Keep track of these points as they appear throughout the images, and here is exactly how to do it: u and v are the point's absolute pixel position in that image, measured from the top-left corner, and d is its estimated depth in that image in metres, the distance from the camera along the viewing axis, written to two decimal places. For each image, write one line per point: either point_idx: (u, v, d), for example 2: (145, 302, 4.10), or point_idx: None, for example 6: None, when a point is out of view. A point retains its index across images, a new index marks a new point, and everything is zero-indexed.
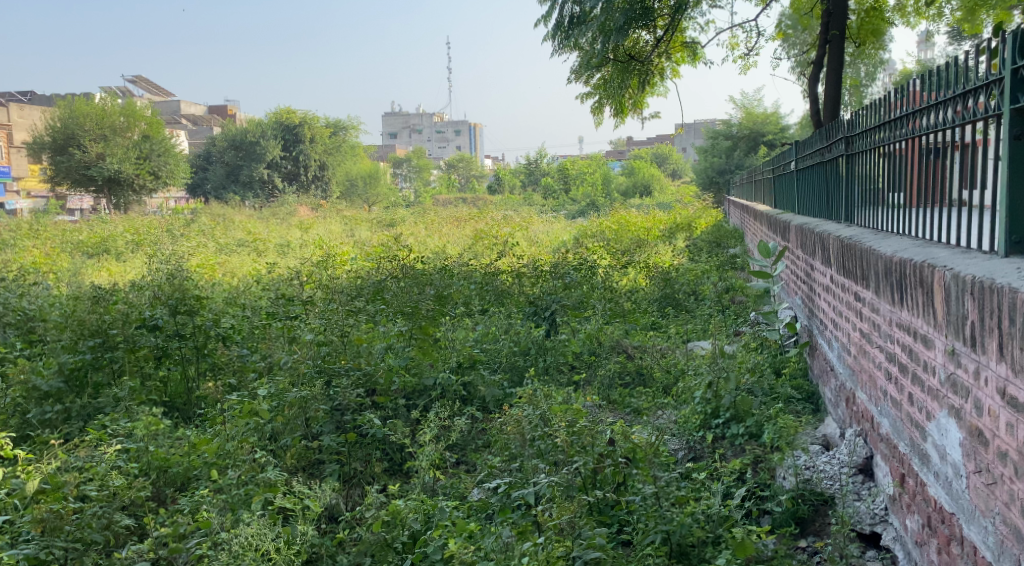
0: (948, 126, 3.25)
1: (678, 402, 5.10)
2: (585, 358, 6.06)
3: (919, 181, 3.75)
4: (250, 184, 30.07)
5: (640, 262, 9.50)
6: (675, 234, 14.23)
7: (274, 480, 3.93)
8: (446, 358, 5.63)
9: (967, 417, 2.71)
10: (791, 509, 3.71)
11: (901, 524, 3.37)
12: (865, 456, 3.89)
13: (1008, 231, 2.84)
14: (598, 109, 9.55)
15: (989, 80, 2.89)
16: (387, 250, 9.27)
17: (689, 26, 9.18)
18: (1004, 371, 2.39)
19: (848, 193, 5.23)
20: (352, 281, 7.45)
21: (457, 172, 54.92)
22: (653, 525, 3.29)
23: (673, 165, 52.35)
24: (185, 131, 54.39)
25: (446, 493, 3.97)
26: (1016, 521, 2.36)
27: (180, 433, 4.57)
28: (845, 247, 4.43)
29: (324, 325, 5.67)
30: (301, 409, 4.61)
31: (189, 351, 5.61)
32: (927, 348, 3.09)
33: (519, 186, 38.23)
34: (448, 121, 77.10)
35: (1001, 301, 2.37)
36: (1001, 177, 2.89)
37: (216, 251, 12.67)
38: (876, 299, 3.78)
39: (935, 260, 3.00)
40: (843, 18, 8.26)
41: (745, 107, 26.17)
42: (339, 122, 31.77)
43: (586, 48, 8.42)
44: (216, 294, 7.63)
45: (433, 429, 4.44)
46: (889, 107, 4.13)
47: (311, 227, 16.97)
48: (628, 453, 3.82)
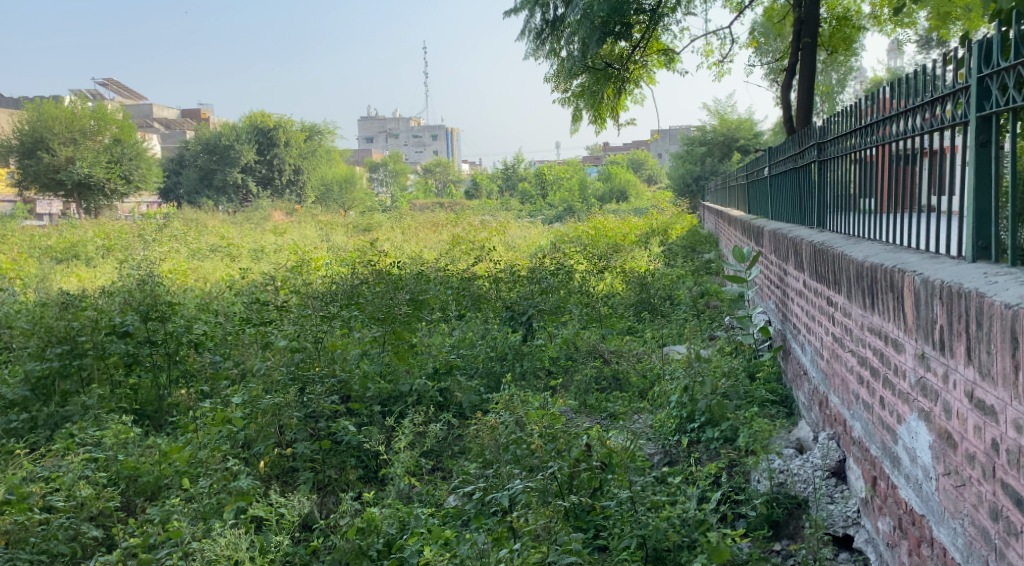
0: (917, 133, 3.31)
1: (654, 406, 5.14)
2: (562, 363, 6.06)
3: (890, 188, 3.81)
4: (224, 189, 29.79)
5: (617, 267, 9.56)
6: (651, 238, 14.30)
7: (247, 489, 3.84)
8: (422, 365, 5.65)
9: (936, 420, 2.75)
10: (766, 513, 3.72)
11: (873, 526, 3.41)
12: (838, 459, 3.92)
13: (975, 236, 2.89)
14: (576, 115, 9.59)
15: (956, 88, 2.94)
16: (361, 255, 9.21)
17: (665, 33, 9.27)
18: (971, 375, 2.43)
19: (821, 199, 5.30)
20: (327, 286, 7.37)
21: (434, 177, 54.79)
22: (628, 530, 3.32)
23: (649, 170, 52.74)
24: (157, 134, 53.91)
25: (422, 500, 3.97)
26: (984, 523, 2.39)
27: (151, 441, 4.48)
28: (817, 252, 4.48)
29: (298, 332, 5.65)
30: (275, 416, 4.55)
31: (161, 358, 5.56)
32: (897, 352, 3.13)
33: (496, 190, 38.24)
34: (423, 126, 76.82)
35: (968, 306, 2.41)
36: (968, 184, 2.94)
37: (189, 257, 12.51)
38: (848, 304, 3.83)
39: (905, 265, 3.04)
40: (816, 26, 8.34)
41: (718, 113, 26.49)
42: (314, 127, 31.63)
43: (564, 55, 8.48)
44: (189, 300, 7.56)
45: (408, 436, 4.43)
46: (859, 115, 4.19)
47: (286, 232, 16.87)
48: (604, 458, 3.83)
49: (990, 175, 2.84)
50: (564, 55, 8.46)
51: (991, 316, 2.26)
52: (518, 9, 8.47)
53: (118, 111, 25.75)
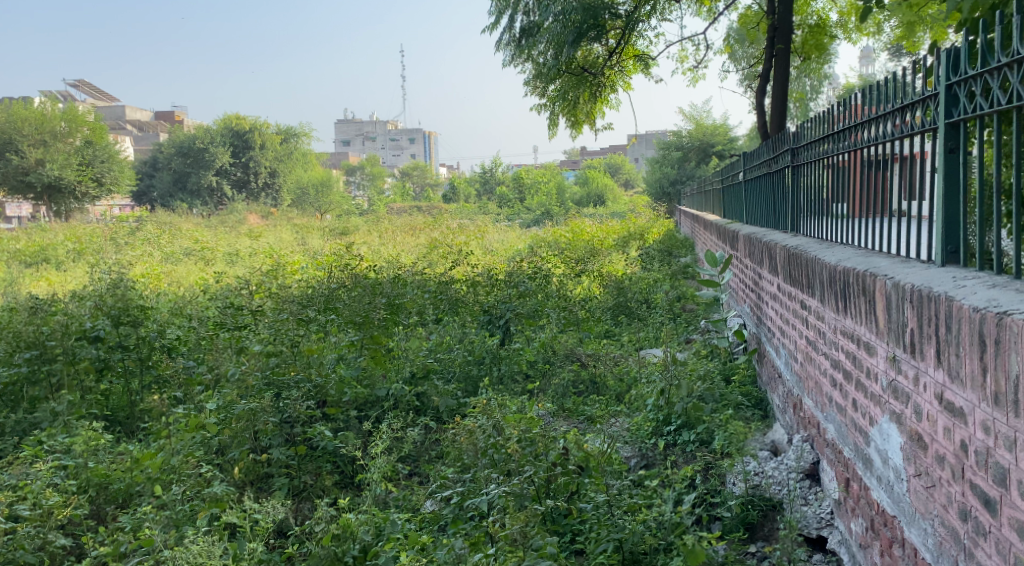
0: (888, 139, 3.36)
1: (631, 410, 5.16)
2: (539, 367, 6.06)
3: (862, 193, 3.86)
4: (198, 192, 29.49)
5: (594, 270, 9.63)
6: (628, 242, 14.34)
7: (221, 495, 3.80)
8: (399, 368, 5.63)
9: (907, 422, 2.79)
10: (740, 515, 3.75)
11: (846, 527, 3.45)
12: (812, 461, 3.96)
13: (944, 241, 2.94)
14: (552, 120, 9.62)
15: (924, 95, 2.99)
16: (338, 258, 9.13)
17: (640, 39, 9.32)
18: (941, 377, 2.47)
19: (794, 203, 5.36)
20: (303, 290, 7.30)
21: (411, 179, 54.55)
22: (605, 534, 3.32)
23: (626, 174, 53.07)
24: (130, 136, 53.35)
25: (398, 505, 3.96)
26: (954, 524, 2.43)
27: (122, 448, 4.43)
28: (791, 256, 4.53)
29: (273, 335, 5.60)
30: (250, 421, 4.50)
31: (133, 363, 5.49)
32: (869, 354, 3.17)
33: (474, 195, 38.26)
34: (401, 132, 75.93)
35: (938, 309, 2.45)
36: (937, 189, 2.99)
37: (162, 261, 12.36)
38: (822, 306, 3.88)
39: (876, 270, 3.09)
40: (789, 33, 8.42)
41: (693, 118, 26.87)
42: (290, 130, 31.48)
43: (540, 60, 8.51)
44: (162, 304, 7.49)
45: (386, 441, 4.40)
46: (832, 121, 4.25)
47: (261, 236, 16.74)
48: (581, 461, 3.86)
49: (958, 181, 2.89)
50: (539, 59, 8.50)
51: (959, 319, 2.30)
52: (494, 16, 8.47)
53: (89, 113, 25.45)
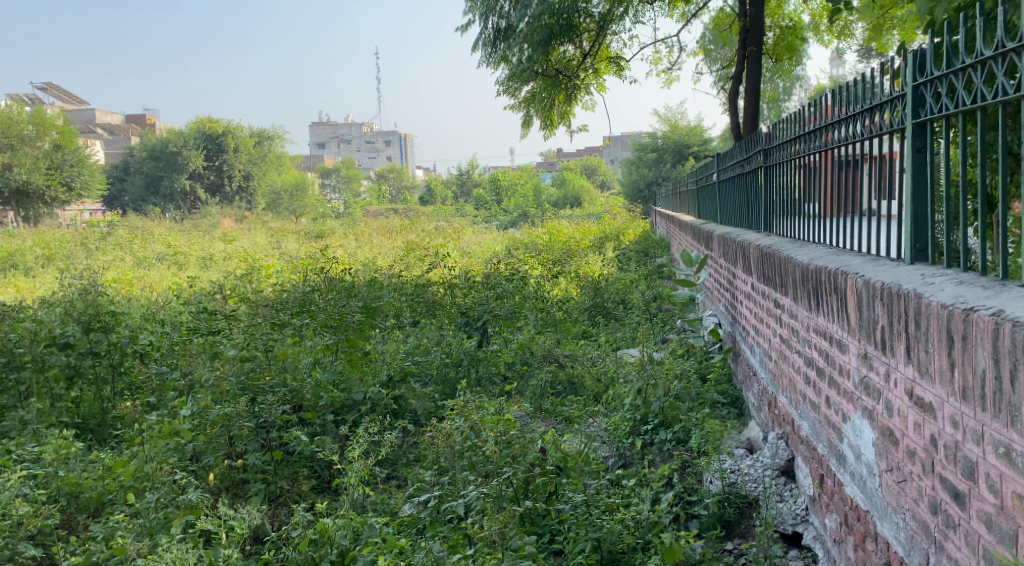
0: (858, 139, 3.41)
1: (609, 409, 5.18)
2: (517, 368, 6.07)
3: (834, 192, 3.91)
4: (171, 196, 29.16)
5: (571, 272, 9.69)
6: (604, 243, 14.41)
7: (196, 502, 3.78)
8: (376, 372, 5.62)
9: (879, 418, 2.83)
10: (717, 512, 3.76)
11: (821, 523, 3.49)
12: (786, 458, 4.02)
13: (913, 239, 3.00)
14: (527, 121, 9.64)
15: (892, 96, 3.04)
16: (313, 262, 9.05)
17: (614, 41, 9.39)
18: (911, 373, 2.50)
19: (766, 203, 5.43)
20: (278, 294, 7.22)
21: (387, 182, 54.27)
22: (583, 534, 3.31)
23: (603, 175, 53.31)
24: (100, 140, 52.70)
25: (376, 509, 3.96)
26: (925, 518, 2.46)
27: (94, 456, 4.36)
28: (764, 255, 4.59)
29: (247, 339, 5.53)
30: (225, 427, 4.46)
31: (104, 370, 5.42)
32: (841, 352, 3.21)
33: (451, 196, 38.22)
34: (377, 133, 75.59)
35: (907, 307, 2.49)
36: (905, 188, 3.04)
37: (134, 266, 12.18)
38: (794, 305, 3.92)
39: (847, 268, 3.13)
40: (761, 35, 8.50)
41: (667, 119, 27.14)
42: (264, 132, 31.23)
43: (515, 62, 8.49)
44: (134, 310, 7.40)
45: (362, 444, 4.37)
46: (804, 121, 4.31)
47: (236, 239, 16.56)
48: (559, 461, 3.88)
49: (926, 180, 2.95)
50: (514, 61, 8.45)
51: (928, 316, 2.34)
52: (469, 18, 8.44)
53: (58, 117, 25.07)
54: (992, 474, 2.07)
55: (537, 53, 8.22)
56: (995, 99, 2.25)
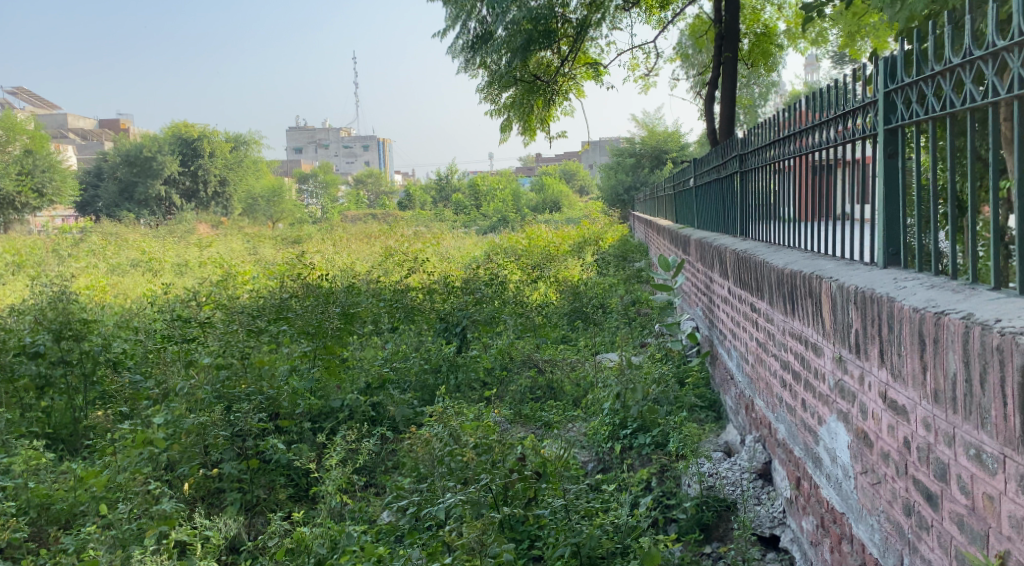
0: (831, 144, 3.45)
1: (587, 414, 5.19)
2: (497, 374, 6.06)
3: (808, 196, 3.95)
4: (145, 202, 28.82)
5: (550, 277, 9.73)
6: (583, 248, 14.45)
7: (170, 512, 3.71)
8: (354, 379, 5.61)
9: (854, 421, 2.85)
10: (696, 516, 3.78)
11: (798, 526, 3.51)
12: (763, 461, 4.05)
13: (886, 243, 3.04)
14: (506, 127, 9.65)
15: (864, 102, 3.08)
16: (290, 268, 8.96)
17: (591, 47, 9.47)
18: (885, 376, 2.53)
19: (742, 207, 5.48)
20: (254, 301, 7.14)
21: (365, 188, 54.02)
22: (563, 539, 3.30)
23: (581, 181, 53.47)
24: (72, 144, 52.08)
25: (354, 517, 3.92)
26: (898, 519, 2.49)
27: (65, 466, 4.28)
28: (740, 259, 4.62)
29: (222, 347, 5.45)
30: (199, 436, 4.40)
31: (76, 379, 5.34)
32: (816, 355, 3.24)
33: (430, 201, 38.11)
34: (355, 138, 75.35)
35: (880, 310, 2.51)
36: (878, 193, 3.08)
37: (107, 273, 12.01)
38: (770, 309, 3.96)
39: (822, 272, 3.16)
40: (736, 41, 8.58)
41: (645, 125, 27.31)
42: (240, 137, 31.00)
43: (494, 67, 8.50)
44: (107, 317, 7.30)
45: (339, 452, 4.34)
46: (778, 127, 4.36)
47: (211, 245, 16.38)
48: (538, 467, 3.86)
49: (898, 185, 2.99)
50: (494, 67, 8.47)
51: (900, 320, 2.37)
52: (448, 25, 8.41)
53: (29, 122, 24.71)
54: (963, 476, 2.09)
55: (516, 59, 8.25)
56: (963, 105, 2.28)
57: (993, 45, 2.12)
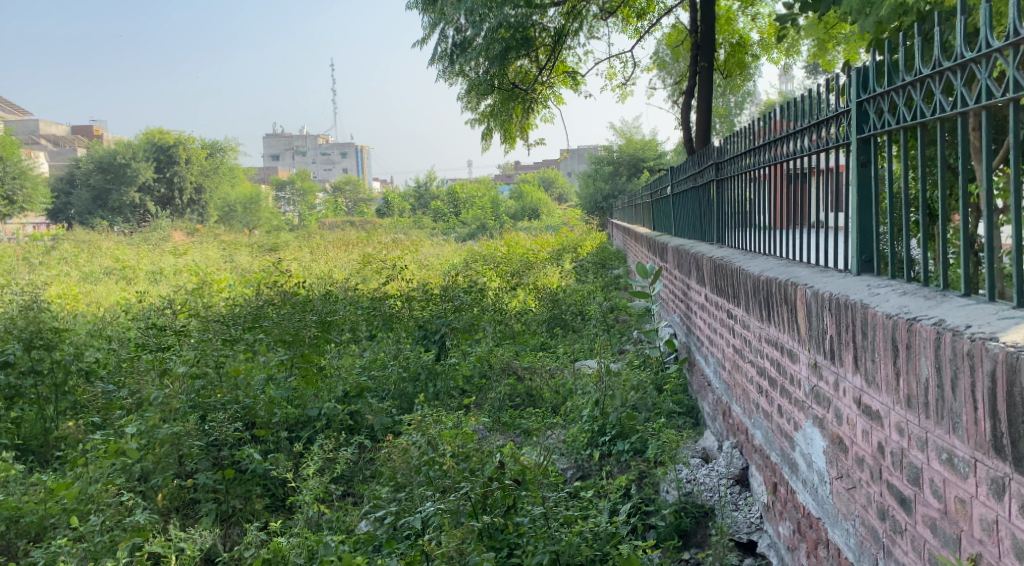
0: (806, 153, 3.49)
1: (567, 421, 5.18)
2: (475, 382, 6.06)
3: (783, 205, 4.00)
4: (119, 210, 28.47)
5: (529, 284, 9.74)
6: (561, 255, 14.49)
7: (144, 524, 3.67)
8: (331, 388, 5.57)
9: (829, 426, 2.89)
10: (674, 522, 3.79)
11: (775, 531, 3.54)
12: (741, 468, 4.08)
13: (859, 251, 3.08)
14: (485, 135, 9.67)
15: (838, 111, 3.13)
16: (267, 276, 8.90)
17: (569, 56, 9.53)
18: (859, 382, 2.56)
19: (718, 215, 5.53)
20: (230, 309, 7.07)
21: (343, 195, 53.77)
22: (541, 546, 3.27)
23: (560, 188, 53.68)
24: (44, 151, 51.41)
25: (332, 527, 3.87)
26: (874, 523, 2.52)
27: (35, 478, 4.21)
28: (717, 266, 4.66)
29: (197, 356, 5.40)
30: (174, 446, 4.34)
31: (47, 389, 5.26)
32: (792, 362, 3.27)
33: (408, 209, 38.05)
34: (333, 145, 75.06)
35: (854, 316, 2.54)
36: (851, 201, 3.12)
37: (80, 281, 11.85)
38: (746, 315, 3.99)
39: (797, 279, 3.20)
40: (712, 51, 8.68)
41: (623, 133, 27.52)
42: (216, 144, 30.78)
43: (471, 76, 8.54)
44: (79, 326, 7.20)
45: (317, 462, 4.32)
46: (753, 136, 4.41)
47: (187, 253, 16.22)
48: (517, 475, 3.78)
49: (870, 194, 3.03)
50: (472, 75, 8.50)
51: (874, 326, 2.40)
52: (427, 32, 8.35)
53: None
54: (936, 480, 2.12)
55: (494, 67, 8.27)
56: (933, 115, 2.31)
57: (961, 57, 2.16)
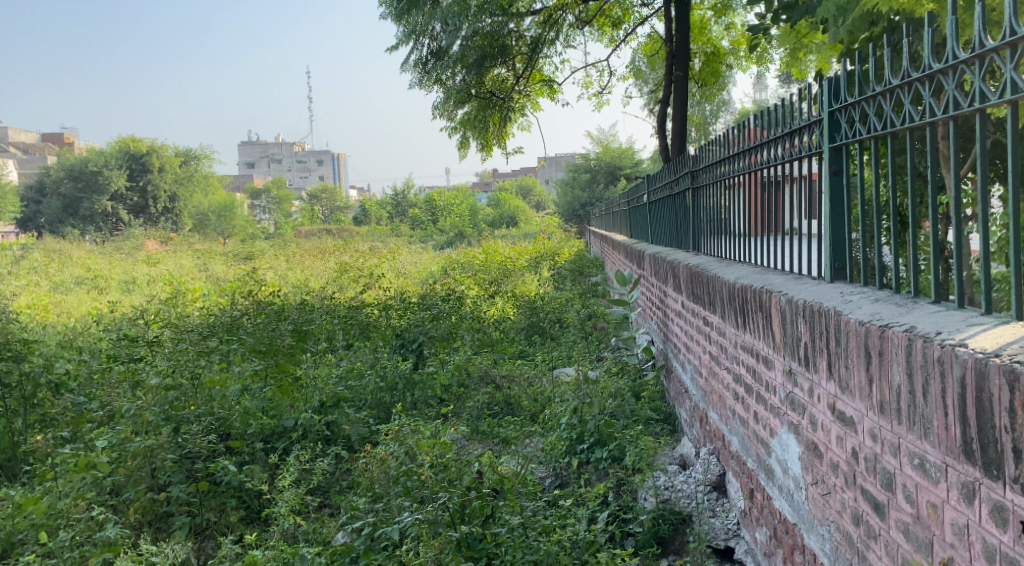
0: (779, 161, 3.53)
1: (545, 429, 5.16)
2: (454, 391, 6.03)
3: (758, 212, 4.04)
4: (90, 218, 28.02)
5: (507, 292, 9.73)
6: (539, 262, 14.50)
7: (115, 538, 3.59)
8: (307, 398, 5.50)
9: (804, 433, 2.91)
10: (652, 530, 3.79)
11: (752, 537, 3.56)
12: (718, 474, 4.10)
13: (832, 259, 3.12)
14: (462, 142, 9.65)
15: (811, 121, 3.17)
16: (242, 285, 8.80)
17: (546, 64, 9.55)
18: (833, 388, 2.58)
19: (694, 223, 5.58)
20: (204, 319, 6.98)
21: (320, 203, 53.44)
22: (520, 556, 3.28)
23: (538, 197, 53.81)
24: (13, 158, 50.56)
25: (308, 539, 3.82)
26: (848, 528, 2.54)
27: (3, 493, 4.11)
28: (693, 274, 4.69)
29: (171, 367, 5.34)
30: (146, 459, 4.27)
31: (15, 402, 5.14)
32: (767, 368, 3.30)
33: (386, 217, 37.92)
34: (309, 152, 74.63)
35: (828, 323, 2.57)
36: (824, 209, 3.16)
37: (50, 291, 11.64)
38: (722, 323, 4.02)
39: (772, 286, 3.23)
40: (686, 59, 8.75)
41: (600, 141, 27.66)
42: (190, 151, 30.51)
43: (448, 84, 8.53)
44: (48, 337, 7.07)
45: (293, 473, 4.27)
46: (728, 144, 4.45)
47: (160, 263, 16.00)
48: (496, 484, 3.76)
49: (843, 202, 3.07)
50: (449, 83, 8.49)
51: (847, 333, 2.42)
52: (402, 40, 8.33)
53: None
54: (909, 485, 2.14)
55: (470, 75, 8.28)
56: (903, 125, 2.34)
57: (930, 68, 2.19)
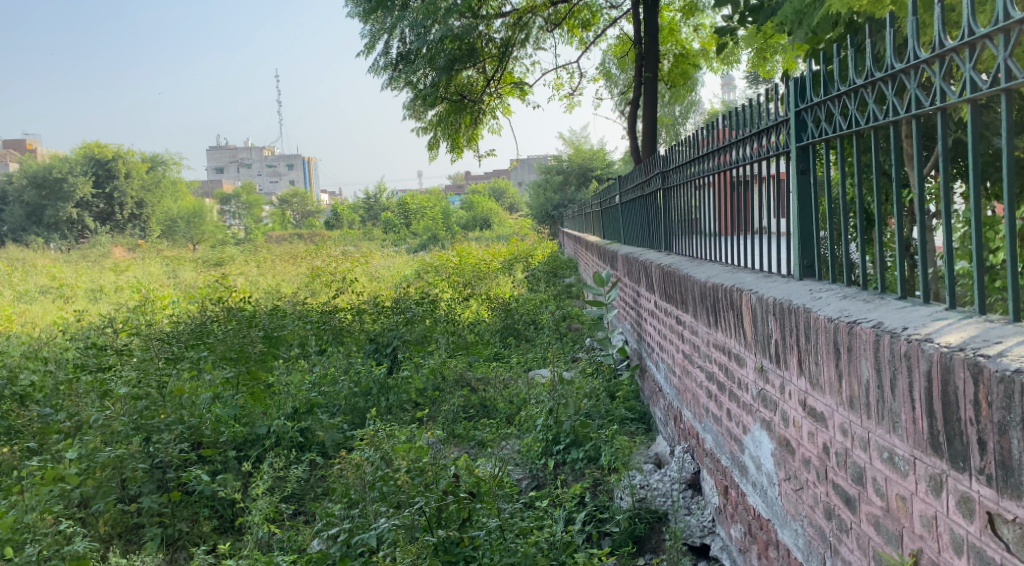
0: (748, 161, 3.57)
1: (521, 431, 5.15)
2: (429, 394, 6.01)
3: (728, 212, 4.08)
4: (55, 226, 27.51)
5: (481, 295, 9.73)
6: (513, 265, 14.52)
7: (84, 552, 3.53)
8: (280, 405, 5.41)
9: (776, 429, 2.94)
10: (628, 529, 3.80)
11: (727, 534, 3.59)
12: (692, 472, 4.14)
13: (801, 257, 3.16)
14: (432, 145, 9.63)
15: (778, 120, 3.20)
16: (213, 291, 8.70)
17: (516, 66, 9.58)
18: (803, 384, 2.62)
19: (665, 222, 5.62)
20: (173, 326, 6.88)
21: (291, 208, 52.98)
22: (498, 558, 3.27)
23: (510, 199, 53.91)
24: None
25: (283, 547, 3.79)
26: (820, 523, 2.57)
27: None
28: (665, 274, 4.72)
29: (139, 376, 5.28)
30: (116, 469, 4.22)
31: None
32: (739, 366, 3.33)
33: (358, 221, 37.78)
34: (279, 156, 73.90)
35: (797, 320, 2.60)
36: (792, 208, 3.20)
37: (14, 301, 11.41)
38: (695, 321, 4.05)
39: (742, 285, 3.26)
40: (656, 61, 8.78)
41: (572, 143, 27.80)
42: (157, 157, 30.11)
43: (419, 87, 8.50)
44: (12, 348, 6.93)
45: (267, 481, 4.22)
46: (698, 144, 4.49)
47: (128, 270, 15.76)
48: (472, 487, 3.79)
49: (810, 200, 3.11)
50: (419, 86, 8.47)
51: (816, 329, 2.45)
52: (370, 42, 8.30)
53: None
54: (878, 479, 2.17)
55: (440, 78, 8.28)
56: (867, 124, 2.38)
57: (892, 68, 2.22)
